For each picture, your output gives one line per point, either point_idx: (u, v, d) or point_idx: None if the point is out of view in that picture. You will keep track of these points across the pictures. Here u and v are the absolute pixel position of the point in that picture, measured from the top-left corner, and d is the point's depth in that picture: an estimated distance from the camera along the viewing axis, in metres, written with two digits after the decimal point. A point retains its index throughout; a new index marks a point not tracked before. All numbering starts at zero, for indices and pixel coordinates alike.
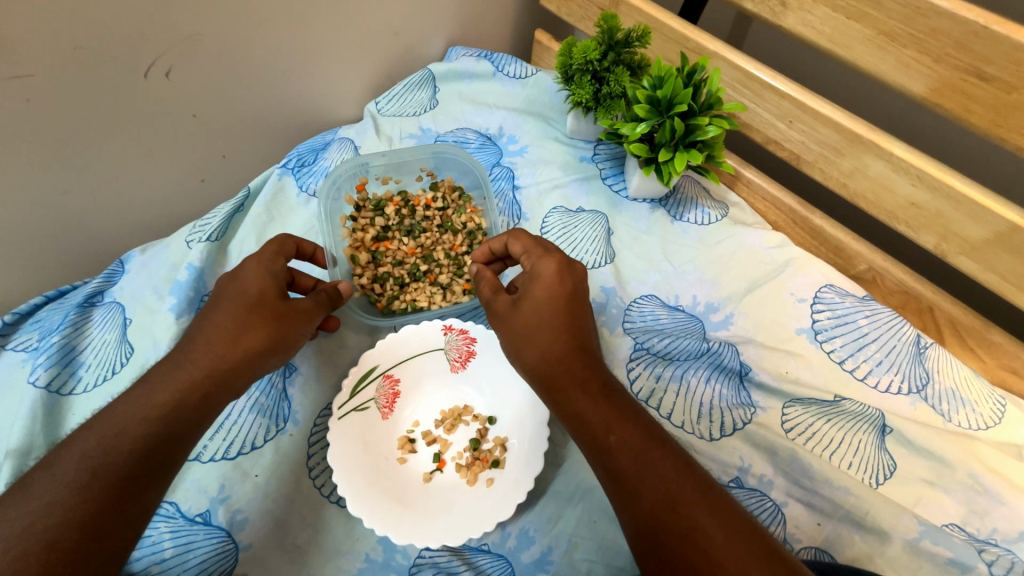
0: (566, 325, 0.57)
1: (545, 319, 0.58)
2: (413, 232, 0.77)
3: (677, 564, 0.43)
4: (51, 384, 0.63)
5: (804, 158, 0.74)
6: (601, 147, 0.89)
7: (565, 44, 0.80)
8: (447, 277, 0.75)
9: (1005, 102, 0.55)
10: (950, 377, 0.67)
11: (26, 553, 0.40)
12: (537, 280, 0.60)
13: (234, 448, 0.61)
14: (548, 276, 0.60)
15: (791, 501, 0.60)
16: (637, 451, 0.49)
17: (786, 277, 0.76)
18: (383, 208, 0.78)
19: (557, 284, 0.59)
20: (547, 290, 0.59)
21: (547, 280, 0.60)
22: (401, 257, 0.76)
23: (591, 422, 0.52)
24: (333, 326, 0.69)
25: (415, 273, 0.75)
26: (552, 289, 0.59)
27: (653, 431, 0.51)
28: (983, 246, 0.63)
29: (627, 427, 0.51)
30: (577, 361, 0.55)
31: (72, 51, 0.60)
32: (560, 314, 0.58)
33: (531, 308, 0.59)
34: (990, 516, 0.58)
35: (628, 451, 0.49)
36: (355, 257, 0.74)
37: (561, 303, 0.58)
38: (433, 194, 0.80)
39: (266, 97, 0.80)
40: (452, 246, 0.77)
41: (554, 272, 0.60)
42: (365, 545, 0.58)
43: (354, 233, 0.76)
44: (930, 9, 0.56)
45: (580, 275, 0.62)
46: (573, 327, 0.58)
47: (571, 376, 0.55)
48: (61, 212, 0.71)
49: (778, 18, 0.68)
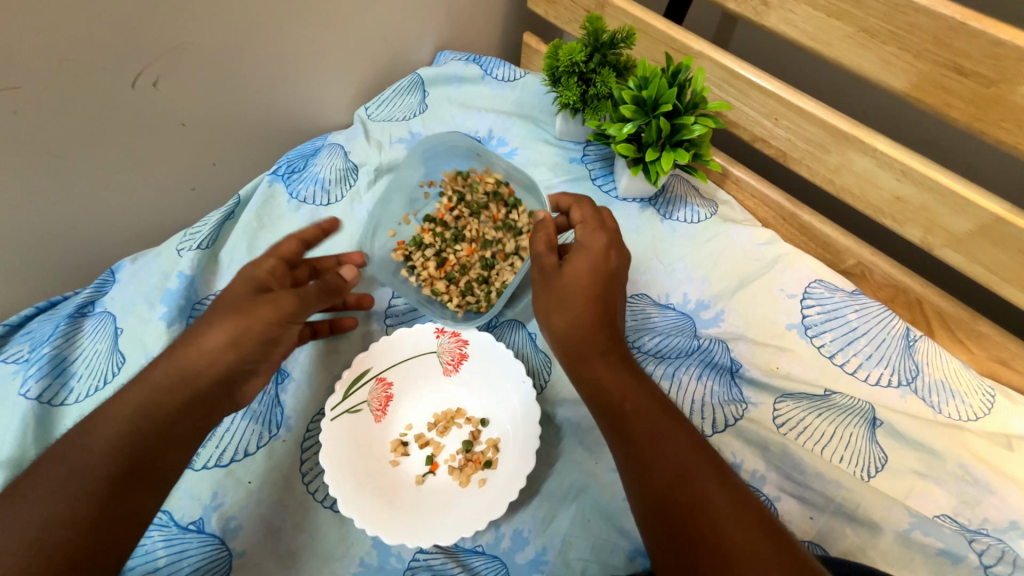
0: (606, 295, 0.58)
1: (588, 286, 0.58)
2: (458, 238, 0.77)
3: (683, 536, 0.44)
4: (43, 395, 0.63)
5: (791, 155, 0.74)
6: (590, 148, 0.89)
7: (552, 46, 0.80)
8: (513, 244, 0.76)
9: (985, 96, 0.55)
10: (939, 369, 0.67)
11: (21, 546, 0.41)
12: (583, 250, 0.60)
13: (227, 455, 0.61)
14: (593, 251, 0.60)
15: (783, 496, 0.60)
16: (653, 421, 0.51)
17: (776, 274, 0.76)
18: (422, 242, 0.77)
19: (600, 259, 0.59)
20: (588, 264, 0.58)
21: (591, 254, 0.59)
22: (467, 261, 0.76)
23: (609, 390, 0.54)
24: (369, 302, 0.73)
25: (487, 262, 0.75)
26: (595, 263, 0.59)
27: (670, 406, 0.53)
28: (968, 239, 0.64)
29: (643, 399, 0.53)
30: (606, 330, 0.56)
31: (58, 62, 0.60)
32: (600, 288, 0.58)
33: (570, 279, 0.58)
34: (981, 506, 0.59)
35: (644, 422, 0.51)
36: (438, 290, 0.74)
37: (604, 275, 0.59)
38: (445, 197, 0.80)
39: (255, 104, 0.81)
40: (494, 218, 0.78)
41: (600, 248, 0.60)
42: (360, 549, 0.58)
43: (420, 282, 0.75)
44: (909, 6, 0.57)
45: (623, 255, 0.61)
46: (608, 297, 0.58)
47: (596, 346, 0.56)
48: (51, 223, 0.71)
49: (760, 17, 0.69)
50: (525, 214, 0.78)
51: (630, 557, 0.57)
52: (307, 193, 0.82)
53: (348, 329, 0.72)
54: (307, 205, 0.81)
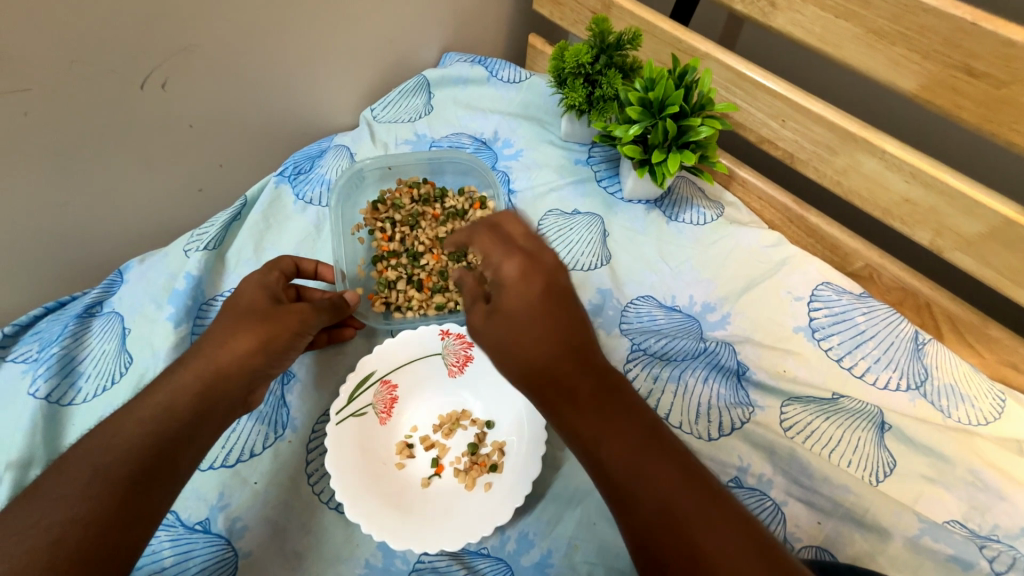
0: (552, 326, 0.43)
1: (522, 325, 0.43)
2: (416, 253, 0.77)
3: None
4: (52, 395, 0.63)
5: (798, 156, 0.74)
6: (595, 150, 0.89)
7: (557, 48, 0.80)
8: (465, 228, 0.79)
9: (996, 97, 0.55)
10: (948, 373, 0.67)
11: (33, 547, 0.41)
12: (503, 290, 0.45)
13: (233, 456, 0.61)
14: (511, 289, 0.45)
15: (791, 500, 0.60)
16: (640, 463, 0.40)
17: (783, 276, 0.75)
18: (389, 280, 0.75)
19: (521, 295, 0.44)
20: (513, 303, 0.44)
21: (514, 289, 0.45)
22: (438, 267, 0.76)
23: (583, 441, 0.41)
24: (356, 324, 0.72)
25: (458, 252, 0.77)
26: (519, 298, 0.44)
27: (665, 438, 0.41)
28: (978, 241, 0.63)
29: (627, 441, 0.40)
30: (565, 375, 0.42)
31: (68, 65, 0.60)
32: (540, 317, 0.43)
33: (502, 329, 0.44)
34: (992, 512, 0.58)
35: (630, 466, 0.39)
36: (440, 304, 0.75)
37: (539, 300, 0.44)
38: (382, 231, 0.78)
39: (261, 106, 0.81)
40: (432, 217, 0.80)
41: (514, 279, 0.45)
42: (365, 551, 0.58)
43: (417, 310, 0.74)
44: (918, 7, 0.56)
45: (551, 268, 0.46)
46: (556, 326, 0.43)
47: (559, 391, 0.42)
48: (60, 224, 0.71)
49: (768, 18, 0.69)
50: (456, 196, 0.82)
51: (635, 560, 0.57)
52: (313, 194, 0.82)
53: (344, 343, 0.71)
54: (314, 206, 0.81)
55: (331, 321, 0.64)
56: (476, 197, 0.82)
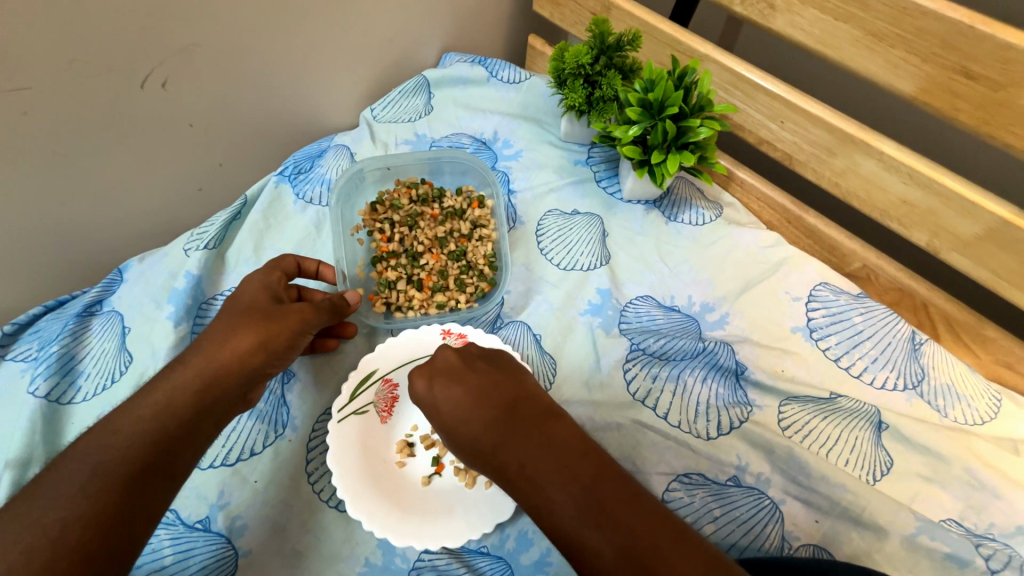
0: (485, 403, 0.53)
1: (461, 411, 0.53)
2: (416, 253, 0.77)
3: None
4: (51, 394, 0.63)
5: (796, 157, 0.74)
6: (595, 150, 0.89)
7: (558, 49, 0.81)
8: (464, 228, 0.80)
9: (993, 99, 0.55)
10: (945, 373, 0.67)
11: (34, 546, 0.41)
12: (436, 398, 0.55)
13: (233, 455, 0.61)
14: (441, 389, 0.55)
15: (789, 499, 0.60)
16: (590, 508, 0.44)
17: (781, 276, 0.76)
18: (389, 281, 0.75)
19: (453, 392, 0.54)
20: (450, 403, 0.54)
21: (444, 393, 0.55)
22: (439, 267, 0.77)
23: (535, 497, 0.47)
24: (350, 331, 0.71)
25: (458, 252, 0.78)
26: (453, 395, 0.54)
27: (607, 477, 0.46)
28: (974, 242, 0.64)
29: (574, 487, 0.45)
30: (506, 446, 0.49)
31: (68, 63, 0.60)
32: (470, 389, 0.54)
33: (449, 427, 0.54)
34: (987, 511, 0.59)
35: (582, 514, 0.44)
36: (441, 303, 0.75)
37: (474, 386, 0.54)
38: (381, 231, 0.78)
39: (262, 106, 0.81)
40: (432, 216, 0.80)
41: (443, 384, 0.55)
42: (365, 549, 0.58)
43: (418, 309, 0.75)
44: (917, 9, 0.57)
45: (470, 366, 0.57)
46: (492, 402, 0.53)
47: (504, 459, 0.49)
48: (60, 222, 0.71)
49: (767, 20, 0.69)
50: (455, 196, 0.82)
51: None
52: (313, 194, 0.82)
53: (329, 352, 0.70)
54: (314, 206, 0.81)
55: (331, 322, 0.64)
56: (475, 197, 0.82)
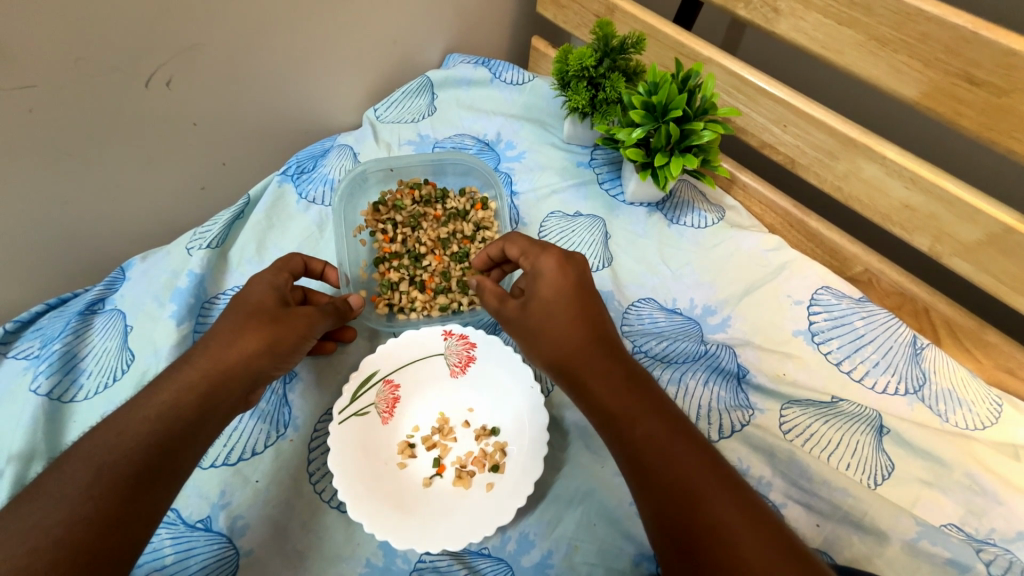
0: (571, 319, 0.54)
1: (549, 315, 0.55)
2: (418, 254, 0.77)
3: (689, 542, 0.41)
4: (53, 392, 0.63)
5: (799, 161, 0.74)
6: (598, 152, 0.90)
7: (561, 51, 0.81)
8: (466, 228, 0.80)
9: (996, 105, 0.56)
10: (946, 378, 0.67)
11: (38, 547, 0.41)
12: (542, 278, 0.58)
13: (235, 454, 0.61)
14: (553, 275, 0.57)
15: (790, 502, 0.60)
16: (662, 439, 0.46)
17: (783, 280, 0.76)
18: (392, 282, 0.75)
19: (562, 282, 0.57)
20: (553, 289, 0.56)
21: (552, 278, 0.57)
22: (441, 269, 0.77)
23: (611, 414, 0.49)
24: (350, 336, 0.70)
25: (460, 254, 0.78)
26: (559, 286, 0.56)
27: (685, 423, 0.48)
28: (976, 248, 0.64)
29: (655, 419, 0.47)
30: (594, 361, 0.52)
31: (74, 61, 0.60)
32: (570, 305, 0.55)
33: (542, 311, 0.56)
34: (988, 516, 0.59)
35: (652, 442, 0.46)
36: (444, 306, 0.75)
37: (569, 304, 0.55)
38: (384, 232, 0.78)
39: (266, 105, 0.81)
40: (434, 218, 0.80)
41: (556, 269, 0.57)
42: (367, 550, 0.58)
43: (421, 311, 0.75)
44: (920, 14, 0.57)
45: (584, 267, 0.59)
46: (595, 322, 0.55)
47: (585, 376, 0.52)
48: (62, 221, 0.71)
49: (771, 24, 0.69)
50: (456, 197, 0.82)
51: (636, 561, 0.58)
52: (315, 194, 0.82)
53: (330, 354, 0.70)
54: (316, 206, 0.81)
55: (332, 326, 0.64)
56: (478, 199, 0.82)
